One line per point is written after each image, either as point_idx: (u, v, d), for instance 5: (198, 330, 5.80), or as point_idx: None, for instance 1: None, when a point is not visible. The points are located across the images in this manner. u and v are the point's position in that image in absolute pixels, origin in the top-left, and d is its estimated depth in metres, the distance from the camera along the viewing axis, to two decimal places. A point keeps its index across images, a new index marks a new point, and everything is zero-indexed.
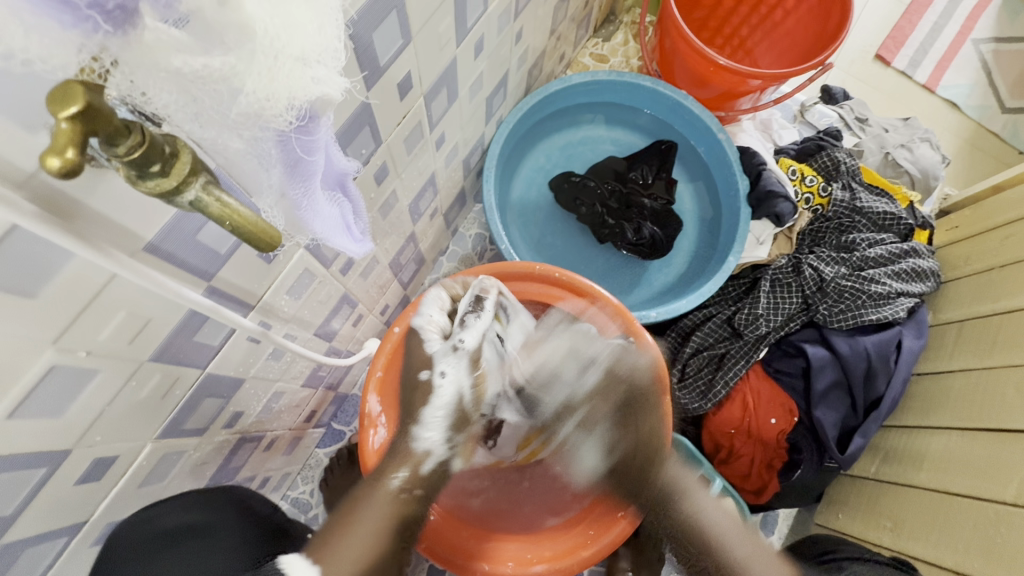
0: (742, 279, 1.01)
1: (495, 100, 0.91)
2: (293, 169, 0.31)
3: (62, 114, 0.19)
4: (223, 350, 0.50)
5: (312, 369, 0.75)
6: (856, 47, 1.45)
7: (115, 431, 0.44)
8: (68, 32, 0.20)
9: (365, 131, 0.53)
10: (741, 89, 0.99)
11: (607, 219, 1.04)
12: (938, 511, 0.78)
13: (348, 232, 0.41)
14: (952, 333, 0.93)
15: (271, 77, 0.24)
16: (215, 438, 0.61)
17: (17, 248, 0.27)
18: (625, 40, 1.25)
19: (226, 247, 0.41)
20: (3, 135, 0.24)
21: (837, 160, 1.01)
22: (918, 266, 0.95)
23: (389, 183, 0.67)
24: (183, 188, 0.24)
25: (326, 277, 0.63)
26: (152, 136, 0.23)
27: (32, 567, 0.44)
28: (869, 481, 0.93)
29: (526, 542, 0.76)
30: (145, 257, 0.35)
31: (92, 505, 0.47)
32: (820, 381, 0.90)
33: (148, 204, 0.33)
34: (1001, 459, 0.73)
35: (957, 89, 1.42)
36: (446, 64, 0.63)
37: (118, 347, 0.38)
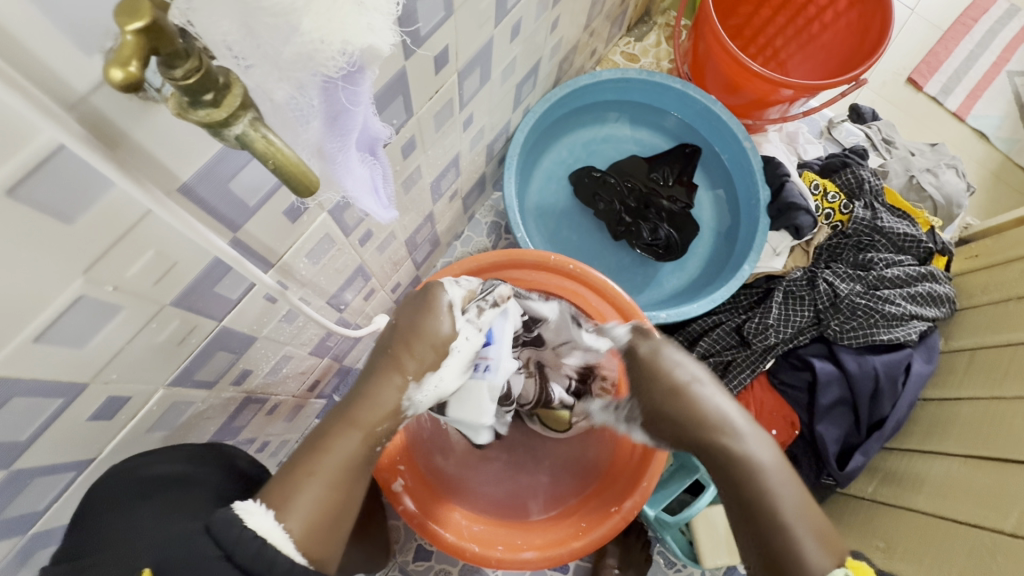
0: (755, 289, 0.99)
1: (525, 87, 0.91)
2: (333, 122, 0.32)
3: (128, 27, 0.20)
4: (240, 305, 0.51)
5: (321, 337, 0.76)
6: (889, 69, 1.44)
7: (131, 371, 0.44)
8: None
9: (398, 101, 0.53)
10: (772, 97, 0.98)
11: (624, 217, 1.05)
12: (935, 537, 0.77)
13: (377, 195, 0.42)
14: (963, 361, 0.92)
15: (329, 18, 0.25)
16: (223, 393, 0.61)
17: (61, 170, 0.27)
18: (658, 41, 1.25)
19: (255, 200, 0.42)
20: (60, 53, 0.24)
21: (861, 178, 1.01)
22: (935, 290, 0.94)
23: (415, 158, 0.67)
24: (232, 120, 0.24)
25: (345, 245, 0.65)
26: (208, 65, 0.22)
27: (37, 499, 0.44)
28: (863, 501, 0.92)
29: (517, 530, 0.77)
30: (178, 197, 0.35)
31: (101, 444, 0.47)
32: (825, 397, 0.88)
33: (190, 145, 0.33)
34: (1003, 488, 0.72)
35: (987, 120, 1.41)
36: (483, 43, 0.63)
37: (144, 286, 0.38)
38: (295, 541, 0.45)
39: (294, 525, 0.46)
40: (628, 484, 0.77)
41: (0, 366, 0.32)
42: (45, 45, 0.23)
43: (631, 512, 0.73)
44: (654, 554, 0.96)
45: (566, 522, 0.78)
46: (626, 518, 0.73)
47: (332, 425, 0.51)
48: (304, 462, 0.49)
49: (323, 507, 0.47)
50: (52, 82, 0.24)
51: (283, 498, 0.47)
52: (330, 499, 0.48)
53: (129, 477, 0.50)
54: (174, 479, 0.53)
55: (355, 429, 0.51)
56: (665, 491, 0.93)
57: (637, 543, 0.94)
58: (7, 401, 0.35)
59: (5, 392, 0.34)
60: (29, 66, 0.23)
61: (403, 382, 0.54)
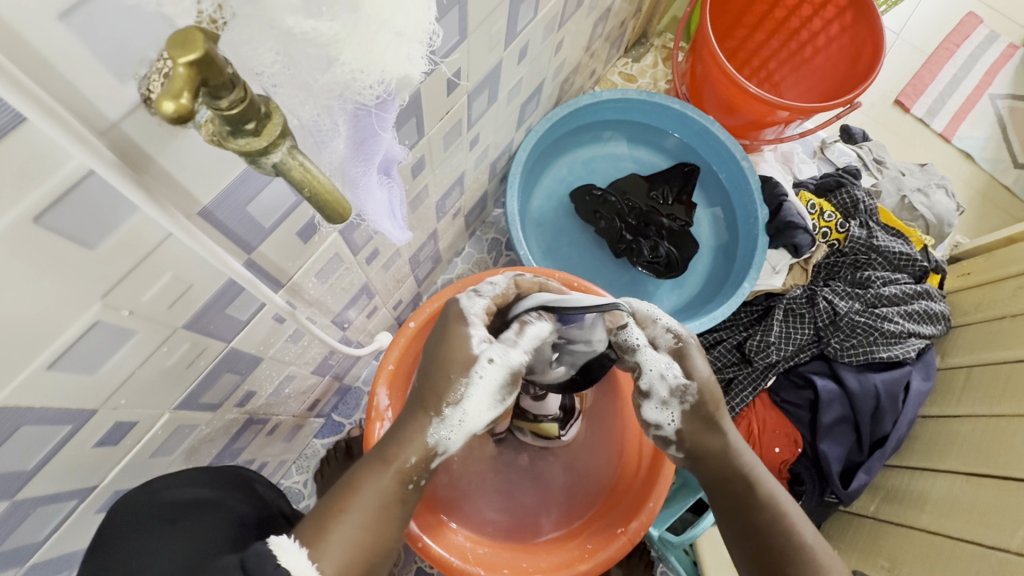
0: (755, 306, 1.00)
1: (528, 107, 0.92)
2: (360, 146, 0.32)
3: (182, 59, 0.19)
4: (249, 326, 0.50)
5: (324, 356, 0.75)
6: (877, 92, 1.49)
7: (139, 396, 0.43)
8: None
9: (411, 122, 0.53)
10: (769, 119, 1.00)
11: (625, 235, 1.05)
12: (942, 555, 0.76)
13: (393, 217, 0.41)
14: (960, 378, 0.93)
15: (369, 49, 0.25)
16: (226, 416, 0.60)
17: (89, 195, 0.27)
18: (655, 62, 1.28)
19: (271, 221, 0.42)
20: (96, 80, 0.24)
21: (856, 199, 1.03)
22: (931, 308, 0.95)
23: (423, 178, 0.68)
24: (271, 148, 0.24)
25: (352, 264, 0.64)
26: (251, 94, 0.22)
27: (37, 529, 0.42)
28: (868, 519, 0.92)
29: (522, 552, 0.76)
30: (198, 221, 0.35)
31: (104, 470, 0.45)
32: (827, 415, 0.88)
33: (214, 169, 0.33)
34: (1009, 508, 0.72)
35: (972, 141, 1.46)
36: (493, 65, 0.64)
37: (158, 310, 0.37)
38: None
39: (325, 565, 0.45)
40: (632, 505, 0.76)
41: (14, 394, 0.31)
42: (81, 72, 0.23)
43: (638, 533, 0.72)
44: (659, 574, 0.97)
45: (572, 543, 0.77)
46: (632, 539, 0.72)
47: (366, 462, 0.50)
48: (337, 500, 0.47)
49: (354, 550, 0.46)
50: (86, 109, 0.24)
51: (317, 540, 0.45)
52: (359, 540, 0.46)
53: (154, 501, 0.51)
54: (197, 503, 0.54)
55: (386, 466, 0.49)
56: (669, 511, 0.92)
57: (640, 563, 0.95)
58: (15, 430, 0.33)
59: (14, 421, 0.33)
60: (64, 94, 0.23)
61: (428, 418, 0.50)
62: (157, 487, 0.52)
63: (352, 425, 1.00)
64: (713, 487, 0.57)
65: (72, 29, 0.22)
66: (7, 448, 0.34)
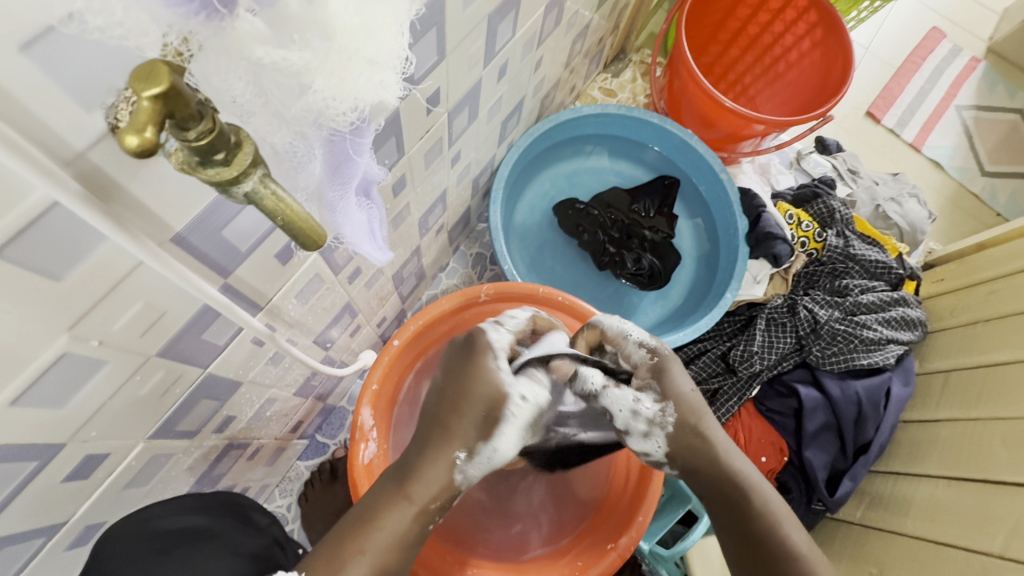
0: (738, 316, 1.01)
1: (510, 123, 0.92)
2: (336, 169, 0.32)
3: (145, 93, 0.19)
4: (226, 350, 0.49)
5: (306, 377, 0.74)
6: (848, 104, 1.53)
7: (111, 427, 0.41)
8: (166, 9, 0.20)
9: (391, 141, 0.53)
10: (745, 132, 1.03)
11: (608, 247, 1.06)
12: (927, 561, 0.76)
13: (373, 238, 0.41)
14: (938, 383, 0.95)
15: (342, 77, 0.24)
16: (204, 443, 0.58)
17: (55, 226, 0.26)
18: (633, 77, 1.30)
19: (247, 245, 0.41)
20: (61, 111, 0.23)
21: (832, 209, 1.05)
22: (908, 315, 0.97)
23: (404, 196, 0.67)
24: (242, 178, 0.23)
25: (334, 284, 0.63)
26: (221, 125, 0.22)
27: (1, 570, 0.40)
28: (854, 525, 0.92)
29: (514, 573, 0.75)
30: (170, 247, 0.34)
31: (74, 505, 0.43)
32: (812, 423, 0.89)
33: (187, 196, 0.32)
34: (991, 511, 0.72)
35: (941, 150, 1.50)
36: (472, 83, 0.64)
37: (130, 339, 0.36)
38: None
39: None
40: (621, 520, 0.76)
41: None
42: (45, 104, 0.22)
43: (629, 549, 0.73)
44: None
45: (563, 560, 0.76)
46: (623, 555, 0.73)
47: (380, 496, 0.49)
48: (352, 540, 0.46)
49: None
50: (50, 139, 0.24)
51: None
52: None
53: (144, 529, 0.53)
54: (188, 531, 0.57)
55: (407, 505, 0.48)
56: (658, 523, 0.93)
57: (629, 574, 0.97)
58: None
59: None
60: (26, 125, 0.23)
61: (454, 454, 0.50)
62: (148, 516, 0.54)
63: (337, 446, 0.98)
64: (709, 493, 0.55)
65: (33, 59, 0.21)
66: None
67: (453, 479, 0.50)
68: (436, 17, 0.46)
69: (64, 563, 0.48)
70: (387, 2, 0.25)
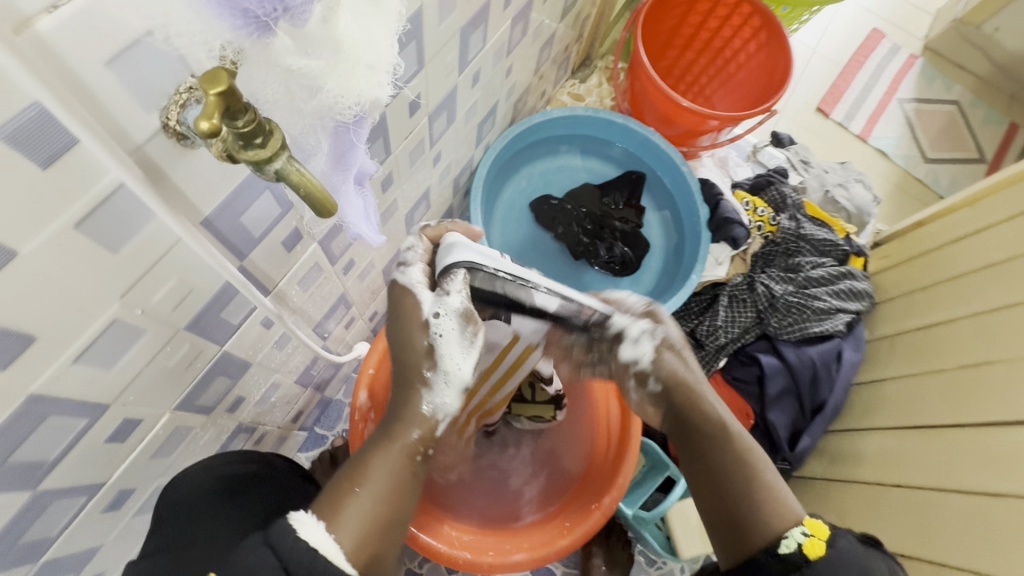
0: (703, 296, 1.09)
1: (485, 126, 1.00)
2: (337, 157, 0.39)
3: (212, 91, 0.26)
4: (240, 330, 0.55)
5: (306, 365, 0.80)
6: (800, 101, 1.65)
7: (145, 394, 0.47)
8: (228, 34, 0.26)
9: (379, 141, 0.61)
10: (702, 127, 1.12)
11: (582, 239, 1.15)
12: (880, 503, 0.85)
13: (369, 221, 0.48)
14: (884, 347, 1.04)
15: (349, 79, 0.32)
16: (218, 421, 0.64)
17: (118, 206, 0.33)
18: (599, 82, 1.39)
19: (260, 231, 0.48)
20: (130, 111, 0.30)
21: (784, 194, 1.16)
22: (855, 287, 1.07)
23: (392, 192, 0.74)
24: (274, 158, 0.30)
25: (330, 274, 0.70)
26: (259, 116, 0.29)
27: (50, 524, 0.45)
28: (816, 480, 1.00)
29: (505, 537, 0.81)
30: (201, 230, 0.41)
31: (111, 468, 0.49)
32: (772, 387, 0.97)
33: (215, 183, 0.39)
34: (930, 453, 0.81)
35: (886, 140, 1.63)
36: (449, 89, 0.72)
37: (165, 310, 0.43)
38: (345, 555, 0.48)
39: (343, 537, 0.48)
40: (604, 482, 0.83)
41: (46, 385, 0.36)
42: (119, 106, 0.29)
43: (611, 506, 0.78)
44: (636, 554, 1.04)
45: (551, 524, 0.82)
46: (607, 512, 0.79)
47: (373, 446, 0.57)
48: (350, 479, 0.53)
49: (368, 527, 0.51)
50: (120, 134, 0.30)
51: (336, 511, 0.50)
52: (370, 512, 0.52)
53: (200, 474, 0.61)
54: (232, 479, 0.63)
55: (391, 444, 0.56)
56: (639, 490, 1.01)
57: (619, 543, 1.01)
58: (44, 420, 0.38)
59: (44, 410, 0.37)
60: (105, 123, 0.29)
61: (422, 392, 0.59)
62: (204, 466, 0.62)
63: (335, 436, 1.03)
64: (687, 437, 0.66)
65: (115, 72, 0.27)
66: (34, 438, 0.38)
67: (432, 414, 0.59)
68: (416, 31, 0.53)
69: (99, 527, 0.53)
70: (381, 20, 0.32)
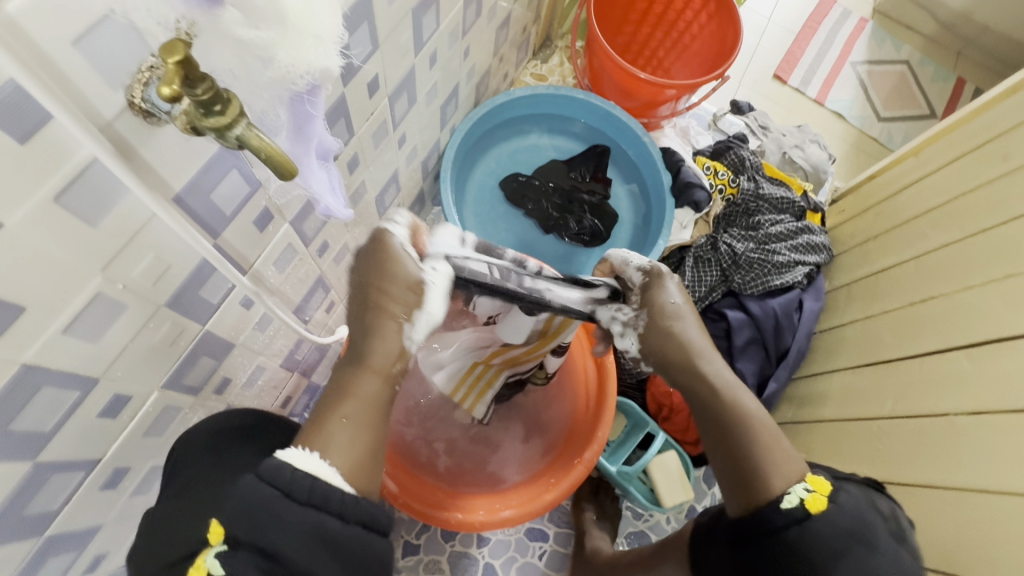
0: (670, 260, 1.13)
1: (448, 108, 1.03)
2: (297, 129, 0.42)
3: (171, 59, 0.29)
4: (220, 309, 0.58)
5: (289, 348, 0.83)
6: (757, 69, 1.70)
7: (133, 370, 0.50)
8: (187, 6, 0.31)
9: (341, 122, 0.63)
10: (660, 98, 1.16)
11: (552, 213, 1.19)
12: (840, 435, 0.91)
13: (335, 194, 0.51)
14: (842, 296, 1.08)
15: (299, 49, 0.34)
16: (206, 402, 0.67)
17: (92, 181, 0.35)
18: (561, 61, 1.42)
19: (231, 209, 0.51)
20: (95, 87, 0.32)
21: (742, 157, 1.20)
22: (812, 241, 1.12)
23: (359, 174, 0.77)
24: (234, 124, 0.33)
25: (305, 255, 0.73)
26: (216, 85, 0.32)
27: (52, 497, 0.48)
28: (786, 424, 1.06)
29: (495, 496, 0.85)
30: (174, 207, 0.43)
31: (105, 444, 0.52)
32: (738, 338, 1.02)
33: (183, 160, 0.41)
34: (884, 384, 0.87)
35: (841, 102, 1.69)
36: (407, 70, 0.75)
37: (145, 285, 0.45)
38: (339, 472, 0.50)
39: (337, 461, 0.50)
40: (585, 439, 0.88)
41: (38, 355, 0.39)
42: (86, 83, 0.31)
43: (593, 459, 0.83)
44: (624, 509, 1.09)
45: (537, 482, 0.87)
46: (588, 465, 0.83)
47: (346, 370, 0.56)
48: (335, 410, 0.53)
49: (357, 455, 0.52)
50: (89, 110, 0.33)
51: (321, 440, 0.51)
52: (358, 440, 0.53)
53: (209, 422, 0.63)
54: (243, 426, 0.66)
55: (373, 373, 0.55)
56: (623, 448, 1.06)
57: (607, 499, 1.07)
58: (38, 390, 0.40)
59: (37, 381, 0.40)
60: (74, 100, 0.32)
61: (398, 325, 0.56)
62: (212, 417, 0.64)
63: None
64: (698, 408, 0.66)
65: (81, 52, 0.30)
66: (30, 408, 0.41)
67: (406, 346, 0.56)
68: (366, 12, 0.56)
69: (99, 503, 0.56)
70: None
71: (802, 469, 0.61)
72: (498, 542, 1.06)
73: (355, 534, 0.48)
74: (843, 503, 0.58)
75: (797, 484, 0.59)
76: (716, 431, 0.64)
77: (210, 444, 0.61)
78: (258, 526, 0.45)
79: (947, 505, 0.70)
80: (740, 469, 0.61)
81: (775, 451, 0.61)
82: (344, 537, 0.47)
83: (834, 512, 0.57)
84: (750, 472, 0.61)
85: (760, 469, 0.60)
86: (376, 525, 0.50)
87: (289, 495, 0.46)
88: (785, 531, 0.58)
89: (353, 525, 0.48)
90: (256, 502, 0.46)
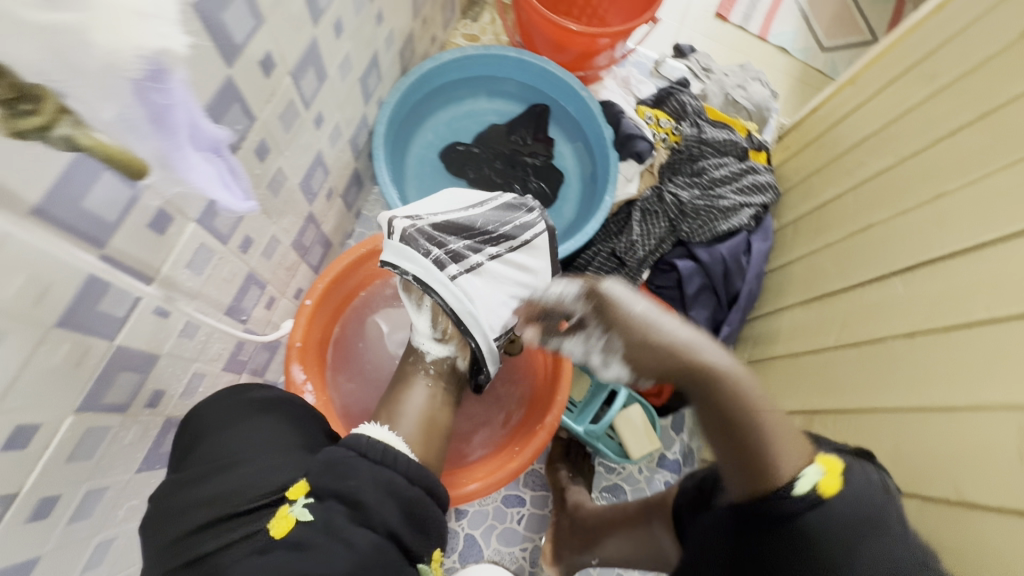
0: (619, 215, 1.13)
1: (370, 80, 0.98)
2: (156, 123, 0.38)
3: None
4: (130, 322, 0.55)
5: (229, 350, 0.80)
6: (698, 8, 1.65)
7: (33, 398, 0.47)
8: None
9: (235, 107, 0.59)
10: (594, 48, 1.12)
11: (496, 180, 1.15)
12: (793, 371, 0.93)
13: (227, 185, 0.50)
14: (789, 232, 1.10)
15: (116, 27, 0.30)
16: (140, 418, 0.64)
17: None
18: (492, 19, 1.36)
19: (114, 214, 0.47)
20: None
21: (683, 103, 1.18)
22: (756, 180, 1.12)
23: (273, 161, 0.73)
24: (54, 122, 0.34)
25: (226, 254, 0.69)
26: (20, 83, 0.31)
27: None
28: (743, 364, 1.08)
29: (461, 472, 0.85)
30: (35, 220, 0.40)
31: (20, 477, 0.49)
32: (690, 287, 1.02)
33: (30, 167, 0.38)
34: (829, 316, 0.88)
35: (784, 36, 1.66)
36: (307, 43, 0.70)
37: (22, 309, 0.42)
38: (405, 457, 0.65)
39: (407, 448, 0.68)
40: (546, 405, 0.88)
41: None
42: None
43: (553, 424, 0.84)
44: (596, 464, 1.11)
45: (502, 452, 0.87)
46: (550, 430, 0.84)
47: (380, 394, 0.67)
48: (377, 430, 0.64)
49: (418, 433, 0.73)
50: None
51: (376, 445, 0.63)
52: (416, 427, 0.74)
53: (240, 397, 0.67)
54: (268, 401, 0.68)
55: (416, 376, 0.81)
56: (590, 408, 1.07)
57: (580, 456, 1.09)
58: None
59: None
60: None
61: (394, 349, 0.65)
62: (242, 390, 0.68)
63: None
64: (687, 379, 0.60)
65: None
66: None
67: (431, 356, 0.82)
68: None
69: (31, 536, 0.54)
70: None
71: (813, 453, 0.57)
72: (476, 512, 1.07)
73: (419, 495, 0.62)
74: (856, 486, 0.55)
75: (809, 469, 0.56)
76: (723, 431, 0.57)
77: (238, 414, 0.65)
78: (341, 475, 0.59)
79: (881, 426, 0.73)
80: (747, 461, 0.56)
81: (785, 441, 0.57)
82: (409, 493, 0.61)
83: (848, 493, 0.55)
84: (757, 467, 0.56)
85: (765, 458, 0.56)
86: (435, 493, 0.65)
87: (364, 456, 0.62)
88: (800, 518, 0.55)
89: (416, 489, 0.62)
90: (336, 457, 0.60)
